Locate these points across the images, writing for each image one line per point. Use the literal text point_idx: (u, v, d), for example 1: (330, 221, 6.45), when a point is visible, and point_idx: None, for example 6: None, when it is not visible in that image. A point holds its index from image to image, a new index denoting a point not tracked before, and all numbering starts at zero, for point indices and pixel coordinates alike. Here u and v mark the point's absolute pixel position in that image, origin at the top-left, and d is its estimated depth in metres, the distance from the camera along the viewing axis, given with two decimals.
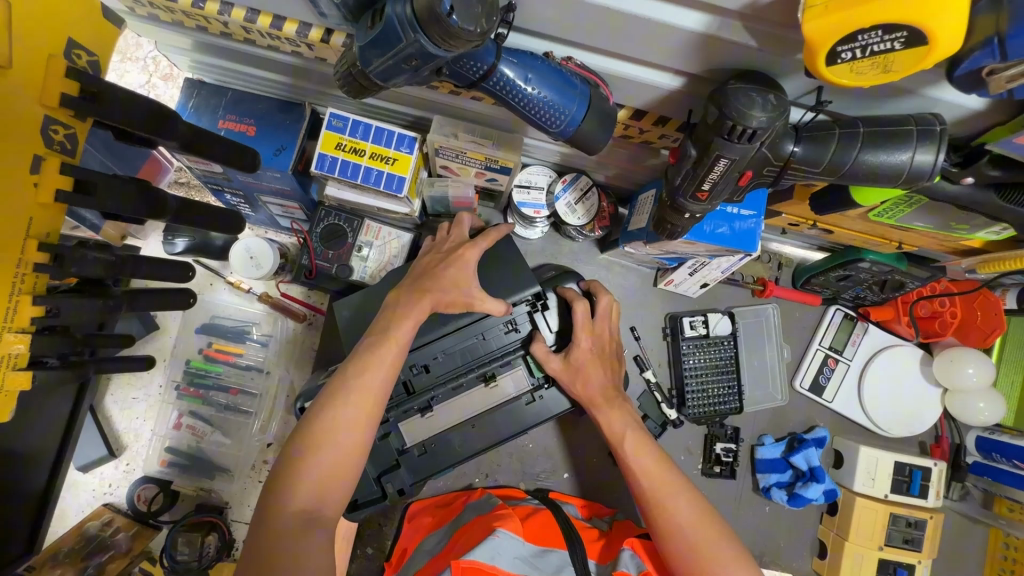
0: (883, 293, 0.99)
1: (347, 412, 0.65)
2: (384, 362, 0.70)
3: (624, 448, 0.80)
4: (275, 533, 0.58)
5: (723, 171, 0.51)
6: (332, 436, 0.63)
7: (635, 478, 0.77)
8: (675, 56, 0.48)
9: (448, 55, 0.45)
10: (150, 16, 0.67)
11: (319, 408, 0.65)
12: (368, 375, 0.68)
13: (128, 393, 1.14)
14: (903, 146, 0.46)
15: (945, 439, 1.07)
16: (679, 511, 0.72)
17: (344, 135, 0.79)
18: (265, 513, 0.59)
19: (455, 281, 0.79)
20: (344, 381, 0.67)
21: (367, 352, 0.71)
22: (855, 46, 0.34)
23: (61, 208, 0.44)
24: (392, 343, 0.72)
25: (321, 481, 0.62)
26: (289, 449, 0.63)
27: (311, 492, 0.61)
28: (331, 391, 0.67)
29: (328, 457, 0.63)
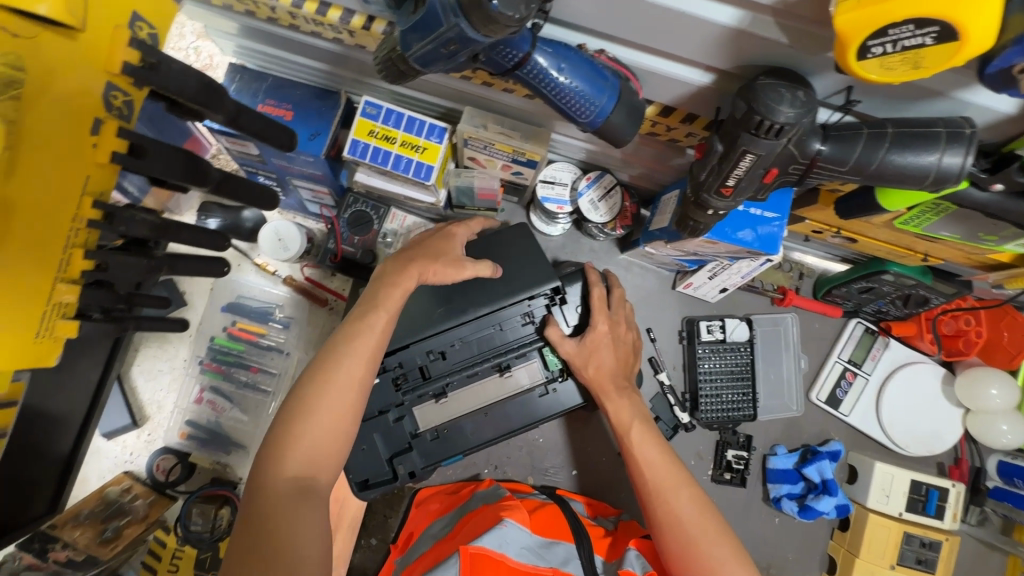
0: (906, 308, 0.98)
1: (340, 376, 0.66)
2: (373, 328, 0.72)
3: (629, 438, 0.80)
4: (271, 495, 0.58)
5: (748, 167, 0.52)
6: (327, 399, 0.65)
7: (639, 470, 0.77)
8: (706, 51, 0.49)
9: (486, 41, 0.47)
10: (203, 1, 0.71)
11: (313, 374, 0.67)
12: (359, 340, 0.70)
13: (153, 363, 1.17)
14: (932, 148, 0.46)
15: (964, 461, 1.05)
16: (678, 503, 0.73)
17: (377, 122, 0.81)
18: (261, 478, 0.60)
19: (440, 250, 0.83)
20: (335, 349, 0.69)
21: (357, 319, 0.73)
22: (886, 41, 0.35)
23: (115, 169, 0.46)
24: (380, 309, 0.73)
25: (316, 445, 0.63)
26: (283, 414, 0.64)
27: (305, 457, 0.62)
28: (324, 356, 0.68)
29: (323, 422, 0.64)
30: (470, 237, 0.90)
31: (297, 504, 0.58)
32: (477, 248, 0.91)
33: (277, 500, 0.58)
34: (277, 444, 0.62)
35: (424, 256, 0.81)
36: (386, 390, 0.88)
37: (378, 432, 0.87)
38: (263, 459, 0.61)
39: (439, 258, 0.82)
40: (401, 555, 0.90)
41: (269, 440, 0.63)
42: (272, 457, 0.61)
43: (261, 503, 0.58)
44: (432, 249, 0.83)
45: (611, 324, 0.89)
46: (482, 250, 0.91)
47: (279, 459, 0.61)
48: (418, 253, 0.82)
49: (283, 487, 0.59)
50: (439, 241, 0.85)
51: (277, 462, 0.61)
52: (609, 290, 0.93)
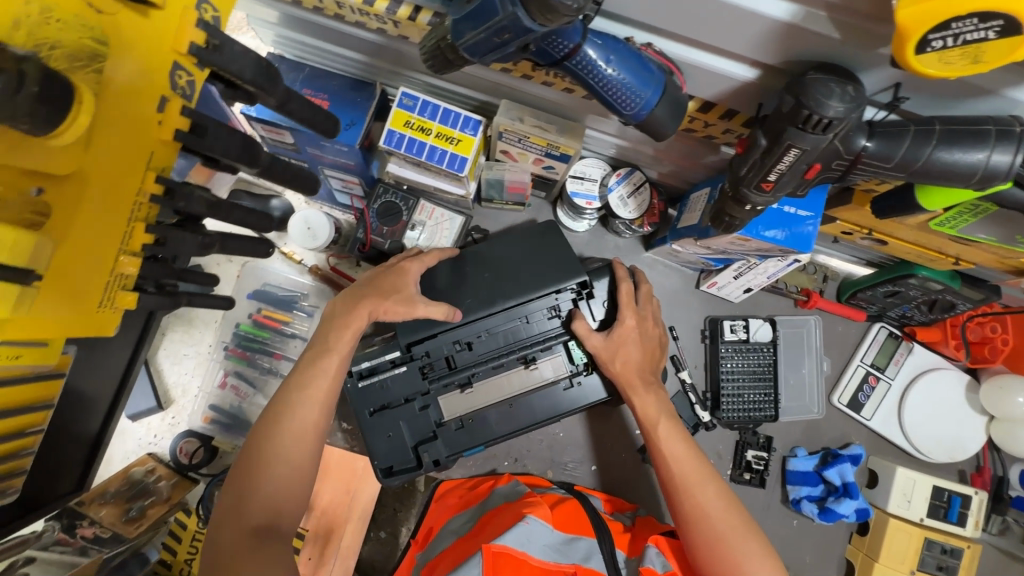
0: (932, 313, 0.98)
1: (296, 424, 0.72)
2: (326, 370, 0.77)
3: (656, 432, 0.80)
4: (233, 541, 0.64)
5: (792, 161, 0.53)
6: (282, 448, 0.71)
7: (666, 463, 0.77)
8: (756, 46, 0.50)
9: (540, 30, 0.48)
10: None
11: (268, 424, 0.72)
12: (312, 386, 0.75)
13: (179, 347, 1.19)
14: (980, 145, 0.47)
15: (987, 469, 1.05)
16: (704, 496, 0.73)
17: (413, 114, 0.82)
18: (223, 528, 0.65)
19: (393, 286, 0.84)
20: (288, 396, 0.74)
21: (310, 363, 0.77)
22: (947, 34, 0.36)
23: (176, 147, 0.47)
24: (335, 352, 0.78)
25: (275, 492, 0.69)
26: (242, 466, 0.70)
27: (267, 504, 0.68)
28: (279, 404, 0.74)
29: (281, 469, 0.70)
30: (428, 269, 0.89)
31: (259, 547, 0.64)
32: (438, 283, 0.91)
33: (237, 545, 0.64)
34: (237, 495, 0.68)
35: (376, 293, 0.83)
36: (413, 377, 0.89)
37: (404, 420, 0.89)
38: (225, 510, 0.67)
39: (391, 296, 0.83)
40: (421, 550, 0.90)
41: (231, 490, 0.69)
42: (234, 508, 0.67)
43: (223, 551, 0.63)
44: (385, 286, 0.84)
45: (639, 320, 0.89)
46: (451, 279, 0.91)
47: (242, 508, 0.67)
48: (370, 291, 0.83)
49: (243, 534, 0.65)
50: (392, 276, 0.85)
51: (239, 512, 0.66)
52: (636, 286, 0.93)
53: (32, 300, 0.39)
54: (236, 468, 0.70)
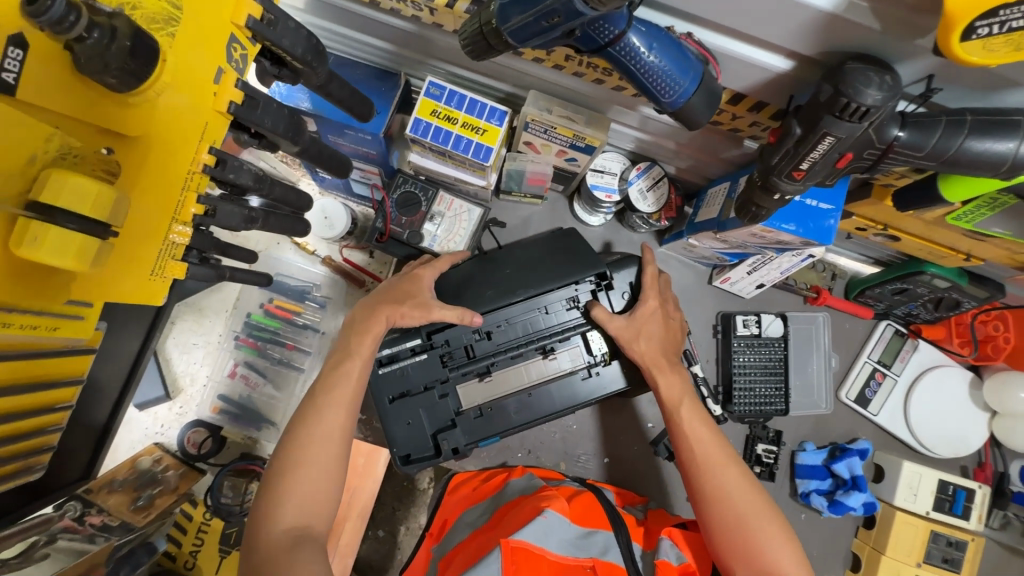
0: (937, 311, 1.01)
1: (321, 429, 0.73)
2: (349, 374, 0.78)
3: (679, 414, 0.81)
4: (269, 547, 0.65)
5: (826, 149, 0.54)
6: (312, 451, 0.71)
7: (688, 444, 0.78)
8: (795, 36, 0.51)
9: (591, 13, 0.49)
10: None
11: (292, 432, 0.73)
12: (337, 390, 0.76)
13: (188, 337, 1.18)
14: (1010, 135, 0.49)
15: (989, 465, 1.07)
16: (726, 478, 0.74)
17: (439, 103, 0.83)
18: (257, 535, 0.66)
19: (408, 292, 0.86)
20: (315, 401, 0.75)
21: (333, 369, 0.79)
22: (995, 21, 0.37)
23: (227, 119, 0.48)
24: (356, 357, 0.80)
25: (305, 496, 0.69)
26: (270, 474, 0.70)
27: (299, 508, 0.68)
28: (303, 411, 0.75)
29: (312, 471, 0.70)
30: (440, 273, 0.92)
31: (294, 549, 0.64)
32: (450, 285, 0.93)
33: (272, 550, 0.64)
34: (266, 502, 0.68)
35: (391, 300, 0.85)
36: (433, 365, 0.90)
37: (423, 407, 0.89)
38: (257, 517, 0.67)
39: (406, 302, 0.85)
40: (437, 543, 0.89)
41: (261, 498, 0.69)
42: (262, 515, 0.67)
43: (258, 559, 0.64)
44: (400, 292, 0.86)
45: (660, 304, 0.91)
46: (466, 277, 0.93)
47: (275, 513, 0.67)
48: (385, 298, 0.86)
49: (278, 539, 0.65)
50: (407, 284, 0.88)
51: (269, 519, 0.67)
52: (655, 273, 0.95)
53: (108, 252, 0.42)
54: (265, 477, 0.71)
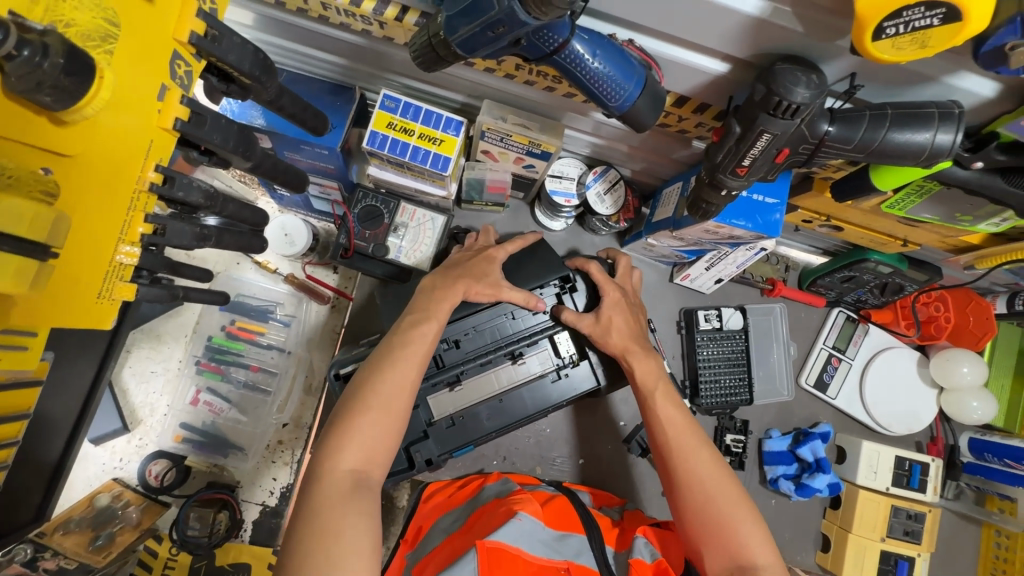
0: (884, 296, 1.06)
1: (393, 380, 0.72)
2: (424, 336, 0.78)
3: (654, 397, 0.80)
4: (329, 485, 0.64)
5: (764, 146, 0.57)
6: (381, 398, 0.70)
7: (661, 428, 0.76)
8: (727, 41, 0.54)
9: (534, 23, 0.50)
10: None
11: (364, 377, 0.73)
12: (411, 347, 0.76)
13: (146, 365, 1.14)
14: (926, 126, 0.52)
15: (940, 439, 1.13)
16: (697, 460, 0.72)
17: (395, 115, 0.84)
18: (320, 470, 0.65)
19: (483, 271, 0.88)
20: (390, 353, 0.75)
21: (410, 326, 0.79)
22: (900, 21, 0.41)
23: (173, 136, 0.47)
24: (431, 318, 0.81)
25: (369, 442, 0.68)
26: (341, 412, 0.70)
27: (361, 453, 0.67)
28: (380, 360, 0.75)
29: (379, 418, 0.69)
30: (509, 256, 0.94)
31: (351, 496, 0.63)
32: (512, 264, 0.94)
33: (331, 491, 0.63)
34: (331, 439, 0.68)
35: (467, 275, 0.87)
36: None
37: None
38: (322, 451, 0.67)
39: (481, 280, 0.87)
40: (412, 549, 0.86)
41: (328, 435, 0.69)
42: (327, 451, 0.67)
43: (318, 493, 0.63)
44: (476, 270, 0.88)
45: (621, 290, 0.91)
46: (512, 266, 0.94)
47: (336, 454, 0.66)
48: (463, 272, 0.88)
49: (338, 479, 0.64)
50: (482, 262, 0.89)
51: (333, 456, 0.66)
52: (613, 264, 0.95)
53: (46, 273, 0.40)
54: (335, 414, 0.71)
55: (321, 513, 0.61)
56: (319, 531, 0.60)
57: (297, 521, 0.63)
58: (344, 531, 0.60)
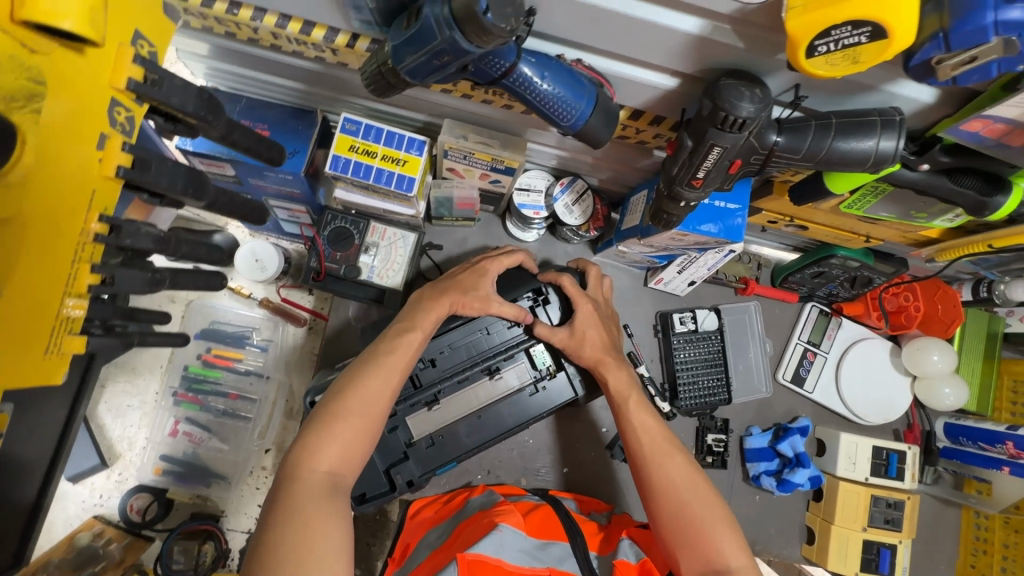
0: (854, 289, 1.08)
1: (376, 385, 0.72)
2: (410, 344, 0.78)
3: (627, 405, 0.80)
4: (304, 487, 0.62)
5: (715, 159, 0.58)
6: (363, 402, 0.70)
7: (635, 435, 0.77)
8: (673, 58, 0.55)
9: (478, 51, 0.50)
10: (180, 28, 0.73)
11: (345, 380, 0.72)
12: (395, 354, 0.76)
13: (122, 399, 1.12)
14: (870, 134, 0.53)
15: (916, 426, 1.15)
16: (671, 466, 0.73)
17: (357, 138, 0.84)
18: (295, 470, 0.63)
19: (471, 284, 0.87)
20: (374, 358, 0.75)
21: (395, 335, 0.79)
22: (830, 40, 0.41)
23: (118, 184, 0.47)
24: (416, 328, 0.80)
25: (349, 445, 0.67)
26: (319, 413, 0.69)
27: (338, 455, 0.66)
28: (362, 365, 0.74)
29: (359, 421, 0.68)
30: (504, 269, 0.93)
31: (327, 499, 0.62)
32: (509, 279, 0.94)
33: (306, 491, 0.62)
34: (308, 439, 0.66)
35: (456, 288, 0.87)
36: None
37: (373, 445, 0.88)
38: (299, 451, 0.65)
39: (469, 293, 0.87)
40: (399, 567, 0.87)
41: (304, 434, 0.67)
42: (303, 451, 0.65)
43: (291, 494, 0.61)
44: (464, 282, 0.88)
45: (593, 301, 0.92)
46: (507, 282, 0.94)
47: (312, 455, 0.65)
48: (450, 285, 0.87)
49: (315, 481, 0.63)
50: (470, 276, 0.89)
51: (310, 457, 0.64)
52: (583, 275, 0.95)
53: None
54: (313, 415, 0.69)
55: (296, 512, 0.59)
56: (294, 531, 0.58)
57: (266, 521, 0.60)
58: (320, 533, 0.58)
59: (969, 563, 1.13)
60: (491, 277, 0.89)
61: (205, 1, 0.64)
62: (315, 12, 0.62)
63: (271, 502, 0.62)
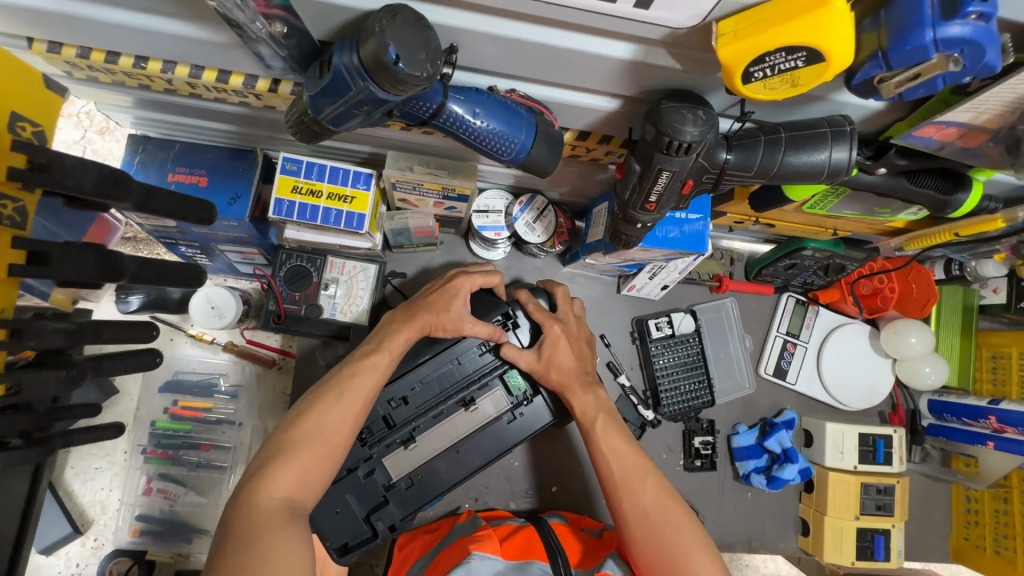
0: (828, 276, 1.06)
1: (338, 409, 0.67)
2: (377, 367, 0.74)
3: (595, 430, 0.78)
4: (258, 513, 0.57)
5: (666, 183, 0.55)
6: (324, 429, 0.66)
7: (605, 460, 0.75)
8: (610, 82, 0.52)
9: (398, 99, 0.47)
10: (63, 80, 0.69)
11: (307, 405, 0.67)
12: (361, 378, 0.72)
13: (89, 463, 1.08)
14: (820, 147, 0.51)
15: (901, 406, 1.15)
16: (642, 492, 0.71)
17: (299, 178, 0.79)
18: (250, 496, 0.58)
19: (443, 305, 0.84)
20: (337, 381, 0.71)
21: (361, 357, 0.75)
22: (765, 66, 0.39)
23: (13, 282, 0.46)
24: (383, 350, 0.76)
25: (307, 470, 0.63)
26: (278, 439, 0.64)
27: (295, 481, 0.61)
28: (324, 389, 0.69)
29: (320, 447, 0.64)
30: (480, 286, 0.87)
31: (286, 524, 0.57)
32: (482, 302, 0.90)
33: (262, 516, 0.57)
34: (264, 465, 0.62)
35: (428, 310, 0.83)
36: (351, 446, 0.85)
37: (351, 491, 0.84)
38: (253, 478, 0.60)
39: (443, 313, 0.83)
40: None
41: (260, 459, 0.63)
42: (259, 476, 0.60)
43: (246, 521, 0.56)
44: (435, 303, 0.84)
45: (562, 323, 0.89)
46: (483, 303, 0.90)
47: (268, 480, 0.60)
48: (421, 306, 0.83)
49: (270, 506, 0.58)
50: (439, 296, 0.84)
51: (267, 483, 0.60)
52: (550, 296, 0.93)
53: None
54: (270, 441, 0.65)
55: (252, 538, 0.55)
56: (249, 559, 0.53)
57: (216, 550, 0.55)
58: (278, 560, 0.54)
59: (963, 535, 1.14)
60: (467, 300, 0.85)
61: (107, 57, 0.59)
62: (228, 61, 0.58)
63: (223, 527, 0.57)
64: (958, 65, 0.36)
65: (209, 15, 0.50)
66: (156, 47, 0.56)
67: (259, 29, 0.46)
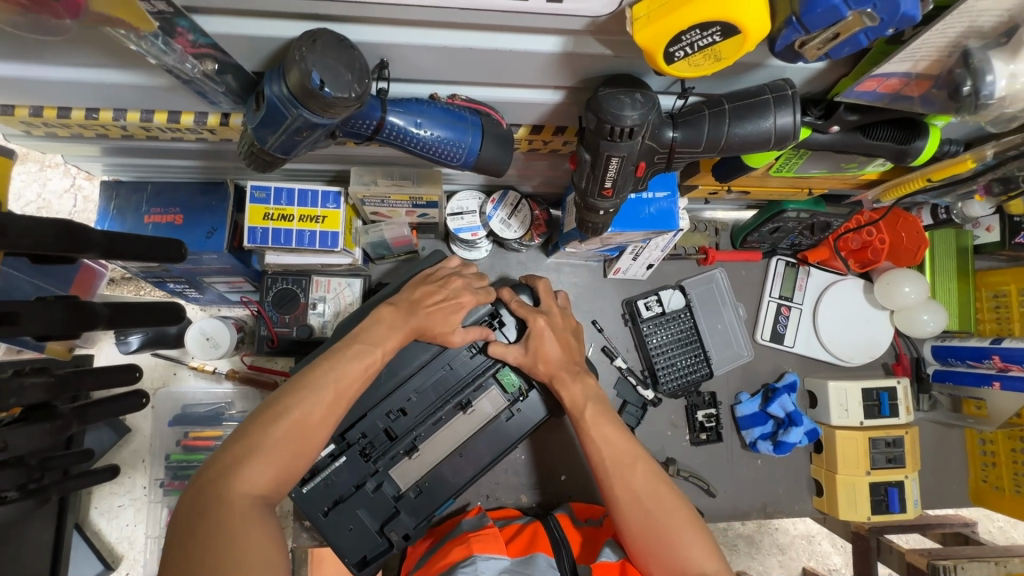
0: (815, 235, 1.04)
1: (319, 401, 0.64)
2: (363, 363, 0.70)
3: (585, 419, 0.79)
4: (230, 506, 0.54)
5: (618, 168, 0.55)
6: (303, 420, 0.62)
7: (595, 447, 0.76)
8: (548, 75, 0.52)
9: (333, 121, 0.47)
10: (10, 141, 0.71)
11: (287, 399, 0.63)
12: (345, 369, 0.68)
13: (112, 501, 1.11)
14: (764, 115, 0.50)
15: (904, 356, 1.14)
16: (633, 477, 0.72)
17: (269, 205, 0.80)
18: (221, 487, 0.55)
19: (434, 310, 0.80)
20: (320, 371, 0.67)
21: (348, 348, 0.71)
22: (684, 45, 0.39)
23: None
24: (376, 348, 0.72)
25: (281, 464, 0.60)
26: (252, 427, 0.61)
27: (270, 474, 0.58)
28: (304, 380, 0.65)
29: (297, 440, 0.61)
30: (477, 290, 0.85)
31: (259, 519, 0.55)
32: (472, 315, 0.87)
33: (238, 513, 0.54)
34: (236, 454, 0.58)
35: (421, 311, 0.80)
36: (354, 461, 0.85)
37: (361, 506, 0.85)
38: (223, 468, 0.57)
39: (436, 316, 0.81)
40: None
41: (233, 446, 0.59)
42: (235, 465, 0.57)
43: (217, 514, 0.53)
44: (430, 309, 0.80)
45: (546, 315, 0.89)
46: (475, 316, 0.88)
47: (241, 473, 0.57)
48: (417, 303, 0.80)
49: (242, 500, 0.55)
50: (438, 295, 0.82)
51: (242, 474, 0.57)
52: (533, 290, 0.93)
53: None
54: (244, 427, 0.61)
55: (223, 532, 0.52)
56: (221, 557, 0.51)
57: (179, 540, 0.52)
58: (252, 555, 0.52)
59: (981, 478, 1.13)
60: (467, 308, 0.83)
61: (59, 112, 0.60)
62: (175, 102, 0.58)
63: (188, 511, 0.54)
64: (874, 20, 0.36)
65: (145, 61, 0.50)
66: (102, 96, 0.57)
67: (191, 68, 0.46)
